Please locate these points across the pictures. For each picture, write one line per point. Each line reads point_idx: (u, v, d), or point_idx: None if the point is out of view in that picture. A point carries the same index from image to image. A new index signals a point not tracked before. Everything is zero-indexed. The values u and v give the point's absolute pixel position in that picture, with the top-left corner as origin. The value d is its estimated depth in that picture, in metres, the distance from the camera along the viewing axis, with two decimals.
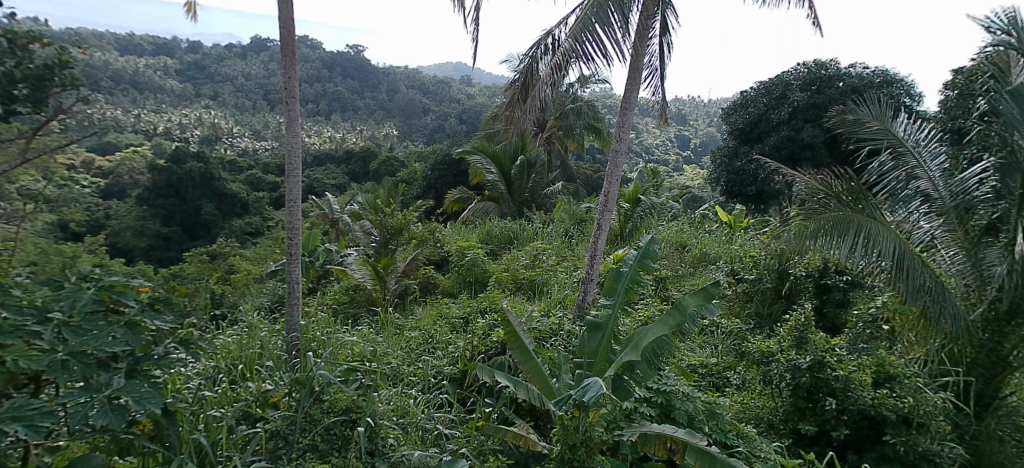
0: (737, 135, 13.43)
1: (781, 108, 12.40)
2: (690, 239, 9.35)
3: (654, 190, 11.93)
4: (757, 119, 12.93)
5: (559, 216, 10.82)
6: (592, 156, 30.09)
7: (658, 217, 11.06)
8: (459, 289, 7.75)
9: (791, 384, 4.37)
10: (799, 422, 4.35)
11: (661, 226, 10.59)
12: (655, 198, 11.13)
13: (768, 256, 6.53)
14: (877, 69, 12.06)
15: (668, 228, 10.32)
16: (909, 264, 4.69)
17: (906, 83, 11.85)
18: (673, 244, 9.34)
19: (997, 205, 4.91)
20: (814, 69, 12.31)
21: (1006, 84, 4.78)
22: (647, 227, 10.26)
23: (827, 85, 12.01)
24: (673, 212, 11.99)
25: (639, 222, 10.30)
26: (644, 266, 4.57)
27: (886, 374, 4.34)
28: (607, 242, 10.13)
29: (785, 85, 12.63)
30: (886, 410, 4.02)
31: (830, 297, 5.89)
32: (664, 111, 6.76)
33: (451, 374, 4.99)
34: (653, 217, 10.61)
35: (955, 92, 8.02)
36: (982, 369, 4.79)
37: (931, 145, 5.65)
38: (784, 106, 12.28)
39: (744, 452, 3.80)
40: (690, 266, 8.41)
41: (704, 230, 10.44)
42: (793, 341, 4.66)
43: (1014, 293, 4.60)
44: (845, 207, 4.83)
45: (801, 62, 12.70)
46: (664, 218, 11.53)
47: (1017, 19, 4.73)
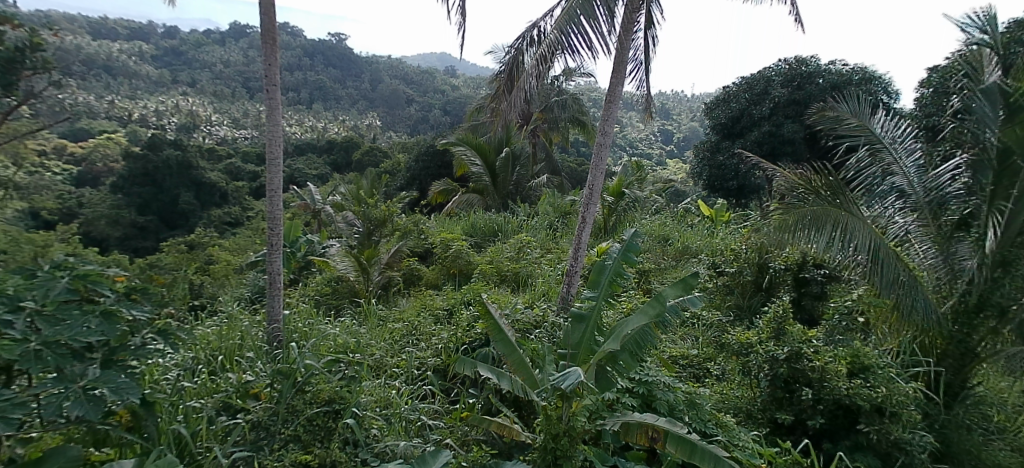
0: (719, 130, 13.55)
1: (762, 104, 12.55)
2: (673, 232, 9.45)
3: (638, 183, 12.01)
4: (739, 114, 13.06)
5: (544, 209, 10.83)
6: (577, 149, 30.21)
7: (641, 211, 11.17)
8: (443, 280, 7.73)
9: (769, 375, 4.48)
10: (776, 411, 4.46)
11: (644, 218, 10.68)
12: (638, 191, 11.18)
13: (749, 250, 6.66)
14: (857, 66, 12.22)
15: (651, 221, 10.41)
16: (882, 259, 4.81)
17: (884, 81, 12.09)
18: (656, 237, 9.43)
19: (969, 201, 5.04)
20: (795, 65, 12.45)
21: (979, 82, 4.88)
22: (631, 220, 10.36)
23: (808, 81, 12.15)
24: (657, 206, 12.07)
25: (623, 215, 10.38)
26: (628, 259, 4.60)
27: (861, 364, 4.43)
28: (592, 235, 10.19)
29: (767, 80, 12.76)
30: (860, 400, 4.12)
31: (808, 290, 6.02)
32: (648, 105, 6.78)
33: (436, 366, 5.01)
34: (636, 210, 10.69)
35: (931, 90, 8.20)
36: (951, 360, 4.95)
37: (907, 141, 5.76)
38: (766, 102, 12.42)
39: (723, 441, 3.84)
40: (672, 259, 8.52)
41: (686, 223, 10.56)
42: (772, 332, 4.78)
43: (982, 287, 4.76)
44: (822, 202, 4.92)
45: (782, 59, 12.84)
46: (648, 210, 11.59)
47: (992, 17, 4.81)
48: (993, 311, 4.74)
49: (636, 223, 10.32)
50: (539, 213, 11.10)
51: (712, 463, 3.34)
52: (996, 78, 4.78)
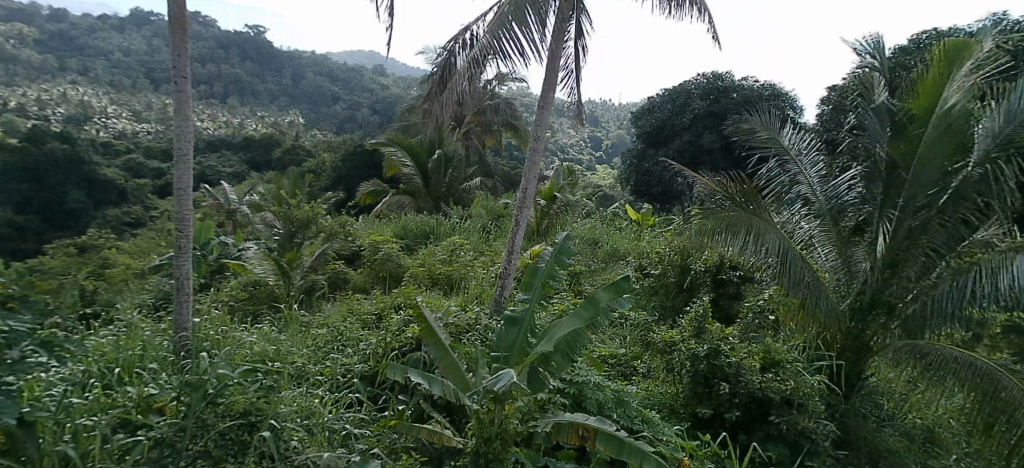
0: (645, 138, 14.14)
1: (683, 115, 13.27)
2: (602, 236, 9.76)
3: (570, 188, 12.36)
4: (662, 124, 13.73)
5: (477, 212, 10.86)
6: (511, 153, 30.37)
7: (573, 214, 11.43)
8: (372, 284, 7.54)
9: (691, 371, 4.72)
10: (697, 405, 4.68)
11: (575, 223, 10.94)
12: (570, 196, 11.45)
13: (672, 252, 7.02)
14: (766, 83, 13.16)
15: (582, 224, 10.68)
16: (790, 261, 5.20)
17: (790, 98, 13.15)
18: (586, 240, 9.68)
19: (863, 208, 5.54)
20: (711, 80, 13.22)
21: (870, 102, 5.41)
22: (562, 223, 10.57)
23: (723, 95, 12.93)
24: (588, 210, 12.47)
25: (555, 218, 10.58)
26: (560, 261, 4.68)
27: (772, 359, 4.77)
28: (524, 238, 10.31)
29: (687, 93, 13.45)
30: (770, 392, 4.46)
31: (725, 290, 6.50)
32: (579, 113, 6.96)
33: (363, 371, 4.86)
34: (568, 215, 10.91)
35: (830, 108, 9.01)
36: (850, 353, 5.45)
37: (812, 153, 6.19)
38: (686, 113, 13.13)
39: (648, 436, 3.99)
40: (602, 261, 8.81)
41: (615, 227, 10.93)
42: (693, 331, 5.05)
43: (874, 286, 5.29)
44: (739, 208, 5.26)
45: (700, 72, 13.58)
46: (579, 215, 11.90)
47: (878, 45, 5.39)
48: (883, 308, 5.29)
49: (568, 226, 10.56)
50: (472, 216, 11.10)
51: (639, 458, 3.44)
52: (885, 98, 5.33)
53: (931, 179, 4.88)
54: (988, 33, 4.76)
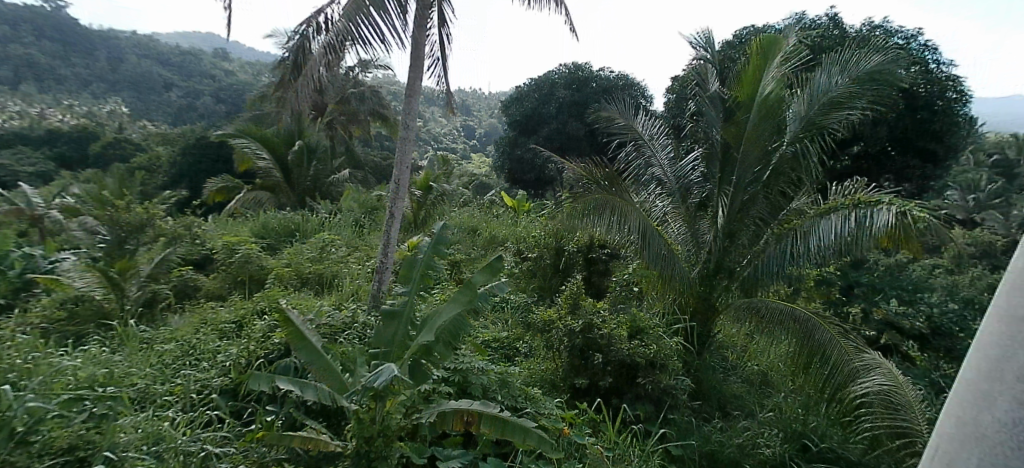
0: (516, 126, 14.54)
1: (549, 104, 13.91)
2: (481, 223, 9.89)
3: (445, 176, 12.49)
4: (530, 113, 14.19)
5: (348, 205, 10.44)
6: (381, 143, 29.36)
7: (449, 204, 11.43)
8: (228, 289, 6.85)
9: (569, 345, 5.05)
10: (575, 377, 5.01)
11: (452, 212, 10.92)
12: (445, 185, 11.42)
13: (547, 236, 7.40)
14: (620, 74, 14.33)
15: (459, 214, 10.71)
16: (649, 236, 5.71)
17: (641, 87, 14.42)
18: (466, 229, 9.74)
19: (705, 187, 6.24)
20: (573, 70, 14.23)
21: (705, 91, 6.06)
22: (439, 213, 10.52)
23: (585, 84, 13.96)
24: (464, 198, 12.61)
25: (432, 209, 10.50)
26: (438, 252, 4.65)
27: (637, 327, 5.23)
28: (401, 230, 10.11)
29: (551, 83, 14.13)
30: (637, 357, 4.89)
31: (596, 267, 7.08)
32: (450, 101, 6.93)
33: (222, 386, 4.41)
34: (445, 204, 10.88)
35: (674, 96, 9.96)
36: (701, 315, 6.13)
37: (661, 138, 6.82)
38: (553, 102, 13.76)
39: (531, 412, 4.17)
40: (481, 249, 8.90)
41: (492, 214, 11.12)
42: (569, 306, 5.41)
43: (718, 254, 5.98)
44: (603, 190, 5.64)
45: (562, 63, 14.45)
46: (456, 204, 11.87)
47: (708, 38, 6.00)
48: (725, 273, 5.97)
49: (444, 216, 10.53)
50: (342, 210, 10.62)
51: (521, 434, 3.56)
52: (717, 87, 6.00)
53: (756, 157, 5.59)
54: (791, 31, 5.56)
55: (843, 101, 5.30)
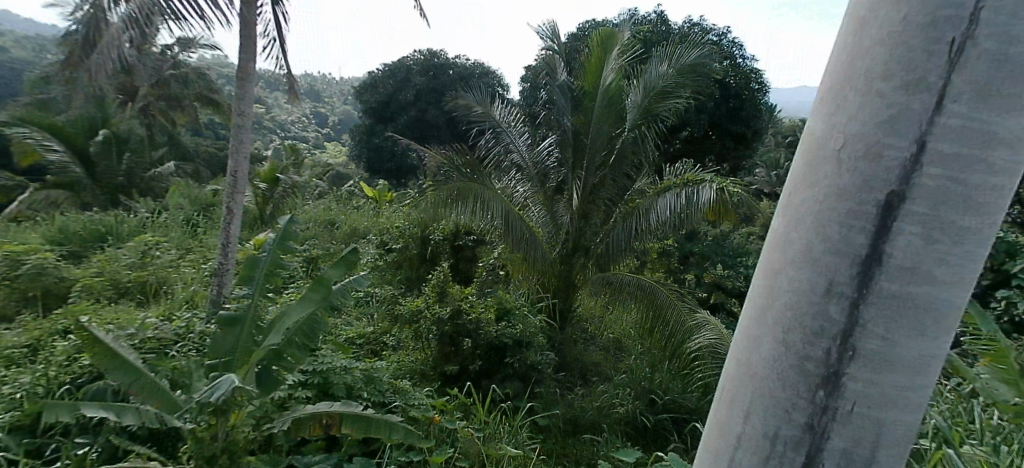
0: (372, 113, 15.24)
1: (406, 90, 14.69)
2: (339, 217, 9.52)
3: (295, 167, 11.80)
4: (387, 99, 14.95)
5: (176, 202, 9.53)
6: (211, 131, 26.38)
7: (301, 197, 10.90)
8: (16, 307, 5.59)
9: (438, 333, 5.14)
10: (445, 365, 5.10)
11: (306, 206, 10.28)
12: (295, 176, 10.79)
13: (412, 226, 7.40)
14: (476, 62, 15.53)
15: (313, 206, 10.30)
16: (512, 220, 5.85)
17: (498, 76, 15.57)
18: (321, 223, 9.33)
19: (561, 171, 6.55)
20: (428, 56, 15.12)
21: (555, 79, 6.32)
22: (290, 207, 9.96)
23: (440, 71, 14.97)
24: (319, 189, 12.26)
25: (281, 203, 9.92)
26: (286, 248, 4.22)
27: (504, 309, 5.36)
28: (246, 226, 9.37)
29: (406, 69, 14.96)
30: (505, 337, 5.04)
31: (462, 254, 7.21)
32: (292, 86, 6.53)
33: (7, 423, 3.62)
34: (297, 196, 10.33)
35: (527, 84, 10.32)
36: (561, 292, 6.50)
37: (519, 125, 6.89)
38: (409, 89, 14.56)
39: (400, 405, 4.05)
40: (340, 243, 8.55)
41: (352, 206, 10.70)
42: (436, 295, 5.47)
43: (575, 233, 6.32)
44: (465, 178, 5.69)
45: (416, 49, 15.31)
46: (308, 196, 11.36)
47: (553, 30, 6.27)
48: (581, 252, 6.36)
49: (295, 210, 9.97)
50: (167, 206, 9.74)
51: (385, 430, 3.41)
52: (565, 76, 6.28)
53: (603, 142, 5.96)
54: (625, 25, 6.03)
55: (671, 91, 5.91)
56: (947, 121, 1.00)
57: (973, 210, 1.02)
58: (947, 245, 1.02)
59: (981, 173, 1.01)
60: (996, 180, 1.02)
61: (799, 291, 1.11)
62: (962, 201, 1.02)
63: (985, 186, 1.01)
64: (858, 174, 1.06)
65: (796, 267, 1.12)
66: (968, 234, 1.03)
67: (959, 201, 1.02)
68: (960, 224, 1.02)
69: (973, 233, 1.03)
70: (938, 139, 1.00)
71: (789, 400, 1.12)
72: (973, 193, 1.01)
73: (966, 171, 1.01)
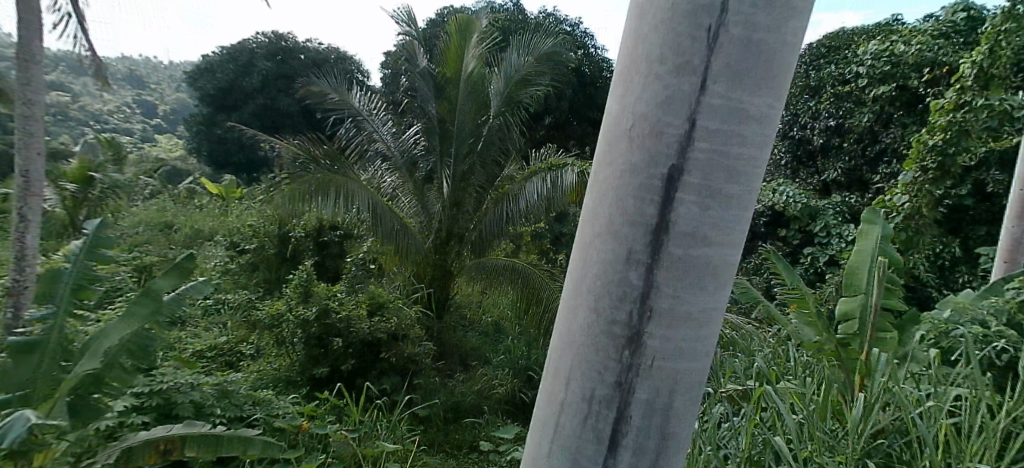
0: (210, 101, 14.38)
1: (250, 76, 13.98)
2: (174, 219, 9.22)
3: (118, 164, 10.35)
4: (228, 86, 14.13)
5: None
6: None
7: (127, 198, 9.92)
8: None
9: (303, 336, 4.85)
10: (314, 368, 4.86)
11: (133, 206, 9.71)
12: (119, 175, 9.53)
13: (269, 223, 6.88)
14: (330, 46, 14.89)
15: (145, 211, 9.59)
16: (380, 212, 5.69)
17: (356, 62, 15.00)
18: (156, 228, 8.96)
19: (429, 158, 6.39)
20: (274, 39, 14.27)
21: (414, 65, 6.18)
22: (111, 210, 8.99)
23: (289, 55, 14.26)
24: (150, 190, 11.47)
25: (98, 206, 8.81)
26: (101, 256, 3.38)
27: (377, 303, 5.19)
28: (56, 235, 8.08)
29: (250, 52, 14.20)
30: (378, 332, 4.90)
31: (329, 251, 6.75)
32: (99, 70, 5.81)
33: None
34: (122, 197, 9.52)
35: (388, 71, 10.00)
36: (438, 281, 6.40)
37: (381, 113, 6.64)
38: (255, 74, 13.86)
39: (263, 417, 3.70)
40: (181, 246, 8.26)
41: (194, 206, 10.47)
42: (300, 296, 5.16)
43: (447, 222, 6.28)
44: (323, 170, 5.46)
45: (260, 32, 14.34)
46: (137, 198, 10.54)
47: (410, 16, 6.16)
48: (456, 239, 6.34)
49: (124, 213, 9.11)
50: None
51: (240, 446, 3.10)
52: (426, 63, 6.13)
53: (469, 129, 5.99)
54: (483, 12, 6.05)
55: (531, 78, 6.12)
56: (728, 40, 0.81)
57: (757, 124, 0.86)
58: (738, 161, 0.85)
59: (765, 80, 0.84)
60: (781, 83, 0.86)
61: (595, 274, 0.91)
62: (748, 130, 0.86)
63: (773, 94, 0.85)
64: (637, 158, 0.87)
65: (594, 250, 0.92)
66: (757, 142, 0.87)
67: (747, 125, 0.84)
68: (751, 134, 0.85)
69: (761, 144, 0.88)
70: (721, 69, 0.81)
71: (599, 362, 0.89)
72: (759, 104, 0.84)
73: (753, 84, 0.82)
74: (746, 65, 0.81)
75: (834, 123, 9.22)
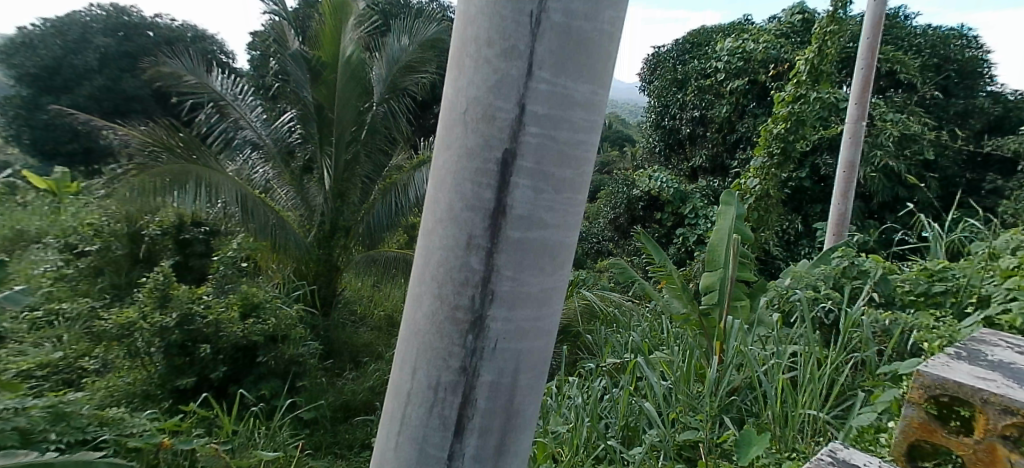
0: (30, 81, 12.43)
1: (83, 53, 12.39)
2: None
3: None
4: (55, 65, 12.37)
5: None
6: None
7: None
8: None
9: (161, 346, 4.43)
10: (178, 378, 4.48)
11: None
12: None
13: (115, 222, 6.13)
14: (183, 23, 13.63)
15: None
16: (251, 206, 5.35)
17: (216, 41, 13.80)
18: None
19: (307, 147, 6.11)
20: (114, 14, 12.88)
21: (285, 47, 5.83)
22: None
23: (136, 32, 12.93)
24: None
25: None
26: None
27: (251, 304, 4.93)
28: None
29: (83, 27, 12.69)
30: (254, 335, 4.67)
31: (193, 250, 6.19)
32: None
33: None
34: None
35: (257, 52, 9.29)
36: (322, 278, 6.15)
37: (247, 97, 6.14)
38: (90, 52, 12.33)
39: (112, 440, 3.24)
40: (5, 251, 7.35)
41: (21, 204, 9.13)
42: (156, 301, 4.63)
43: (331, 214, 5.98)
44: (179, 159, 4.90)
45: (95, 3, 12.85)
46: None
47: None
48: (341, 232, 6.05)
49: None
50: None
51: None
52: (298, 45, 5.80)
53: (352, 116, 5.66)
54: None
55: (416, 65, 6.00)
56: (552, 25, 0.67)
57: (592, 95, 0.74)
58: (578, 120, 0.73)
59: (597, 45, 0.72)
60: (614, 28, 0.75)
61: (424, 307, 0.77)
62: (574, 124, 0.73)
63: (606, 44, 0.73)
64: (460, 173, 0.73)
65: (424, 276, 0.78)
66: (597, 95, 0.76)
67: (579, 95, 0.71)
68: (589, 87, 0.73)
69: (601, 97, 0.77)
70: (549, 49, 0.67)
71: (443, 349, 0.74)
72: (592, 61, 0.72)
73: (588, 32, 0.70)
74: (577, 19, 0.68)
75: (697, 113, 10.11)
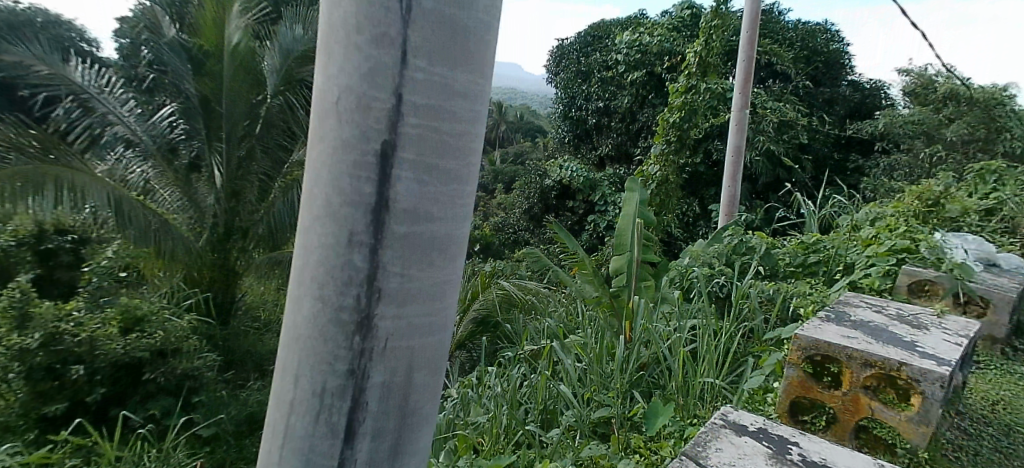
0: None
1: None
2: None
3: None
4: None
5: None
6: None
7: None
8: None
9: (22, 372, 3.93)
10: (46, 406, 4.00)
11: None
12: None
13: None
14: None
15: None
16: (127, 210, 4.89)
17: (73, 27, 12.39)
18: None
19: (192, 143, 5.67)
20: None
21: (159, 35, 5.34)
22: None
23: None
24: None
25: None
26: None
27: (134, 317, 4.54)
28: None
29: None
30: (139, 351, 4.33)
31: (58, 261, 5.57)
32: None
33: None
34: None
35: (126, 40, 8.41)
36: (219, 284, 5.79)
37: (115, 90, 5.38)
38: None
39: None
40: None
41: None
42: (13, 323, 4.09)
43: (224, 215, 5.67)
44: (34, 161, 4.25)
45: None
46: None
47: None
48: (238, 234, 5.78)
49: None
50: None
51: None
52: (174, 32, 5.33)
53: (243, 110, 5.36)
54: None
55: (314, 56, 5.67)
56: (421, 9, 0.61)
57: (474, 87, 0.69)
58: (463, 103, 0.68)
59: (475, 32, 0.67)
60: (496, 10, 0.71)
61: (297, 321, 0.68)
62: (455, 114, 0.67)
63: (487, 33, 0.69)
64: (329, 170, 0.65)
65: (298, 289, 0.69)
66: (483, 78, 0.71)
67: (462, 78, 0.66)
68: (474, 68, 0.68)
69: (486, 82, 0.72)
70: (422, 34, 0.62)
71: (328, 351, 0.65)
72: (470, 49, 0.67)
73: (463, 19, 0.65)
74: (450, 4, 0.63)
75: (602, 104, 10.43)
